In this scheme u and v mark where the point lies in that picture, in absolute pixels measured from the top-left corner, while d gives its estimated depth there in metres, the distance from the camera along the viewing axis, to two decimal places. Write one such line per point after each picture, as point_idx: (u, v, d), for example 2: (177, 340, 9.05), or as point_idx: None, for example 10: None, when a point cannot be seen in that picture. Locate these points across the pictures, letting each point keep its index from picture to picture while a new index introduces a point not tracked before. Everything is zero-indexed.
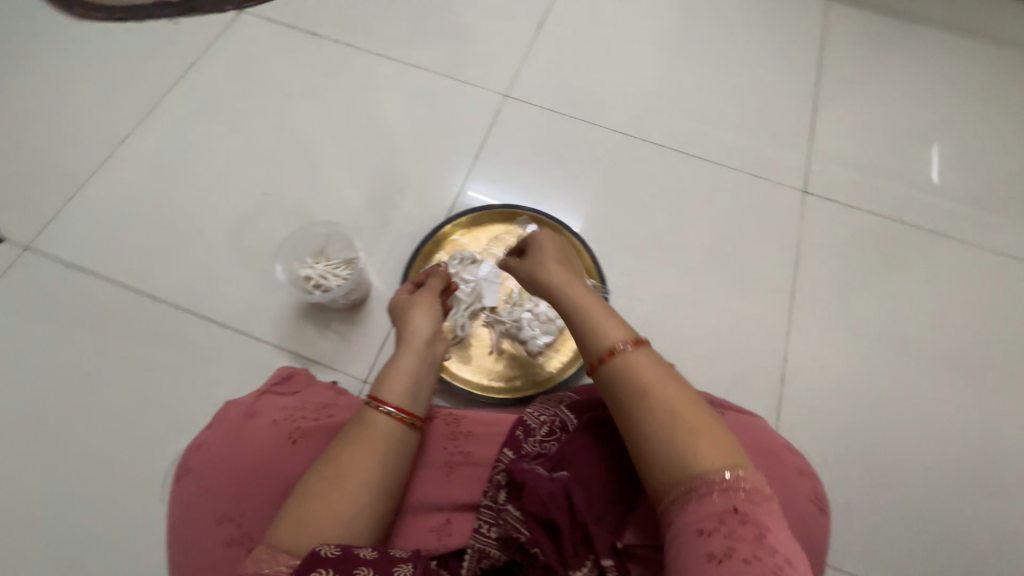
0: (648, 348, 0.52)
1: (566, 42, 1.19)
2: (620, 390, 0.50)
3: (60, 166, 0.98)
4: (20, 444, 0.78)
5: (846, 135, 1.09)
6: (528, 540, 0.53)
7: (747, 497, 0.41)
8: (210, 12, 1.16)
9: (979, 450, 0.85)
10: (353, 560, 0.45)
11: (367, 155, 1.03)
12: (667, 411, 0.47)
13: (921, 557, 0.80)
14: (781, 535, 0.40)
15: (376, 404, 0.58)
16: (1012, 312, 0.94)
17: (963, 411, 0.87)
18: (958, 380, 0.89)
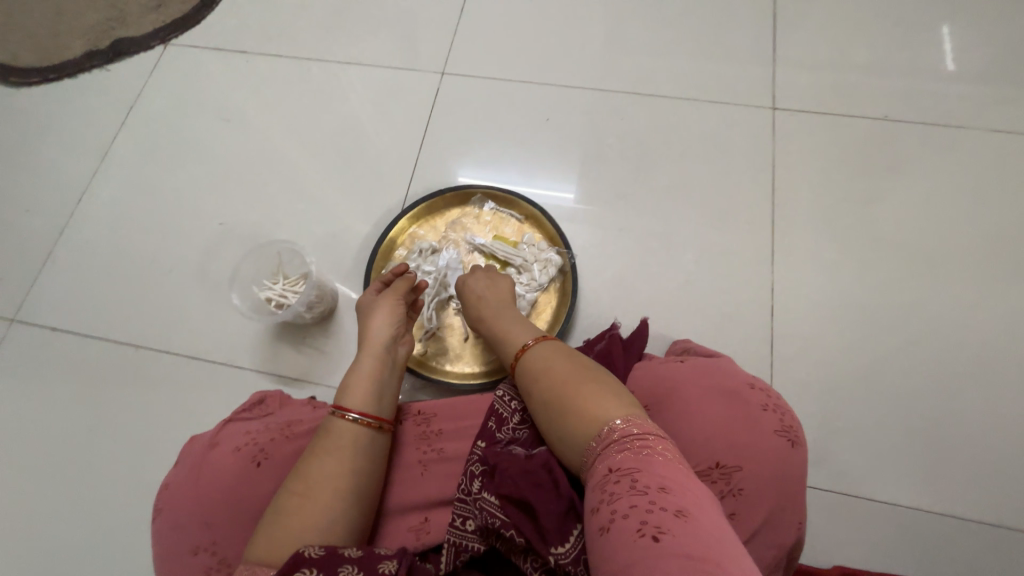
0: (545, 344, 0.59)
1: (497, 1, 1.12)
2: (524, 388, 0.57)
3: (29, 236, 1.01)
4: (33, 505, 0.81)
5: (807, 43, 1.01)
6: (504, 526, 0.53)
7: (620, 450, 0.44)
8: (137, 52, 1.15)
9: (1006, 347, 0.77)
10: (338, 559, 0.44)
11: (313, 164, 1.01)
12: (548, 397, 0.52)
13: (970, 473, 0.71)
14: (659, 468, 0.41)
15: (340, 414, 0.58)
16: (1016, 195, 0.86)
17: (980, 308, 0.80)
18: (968, 277, 0.82)
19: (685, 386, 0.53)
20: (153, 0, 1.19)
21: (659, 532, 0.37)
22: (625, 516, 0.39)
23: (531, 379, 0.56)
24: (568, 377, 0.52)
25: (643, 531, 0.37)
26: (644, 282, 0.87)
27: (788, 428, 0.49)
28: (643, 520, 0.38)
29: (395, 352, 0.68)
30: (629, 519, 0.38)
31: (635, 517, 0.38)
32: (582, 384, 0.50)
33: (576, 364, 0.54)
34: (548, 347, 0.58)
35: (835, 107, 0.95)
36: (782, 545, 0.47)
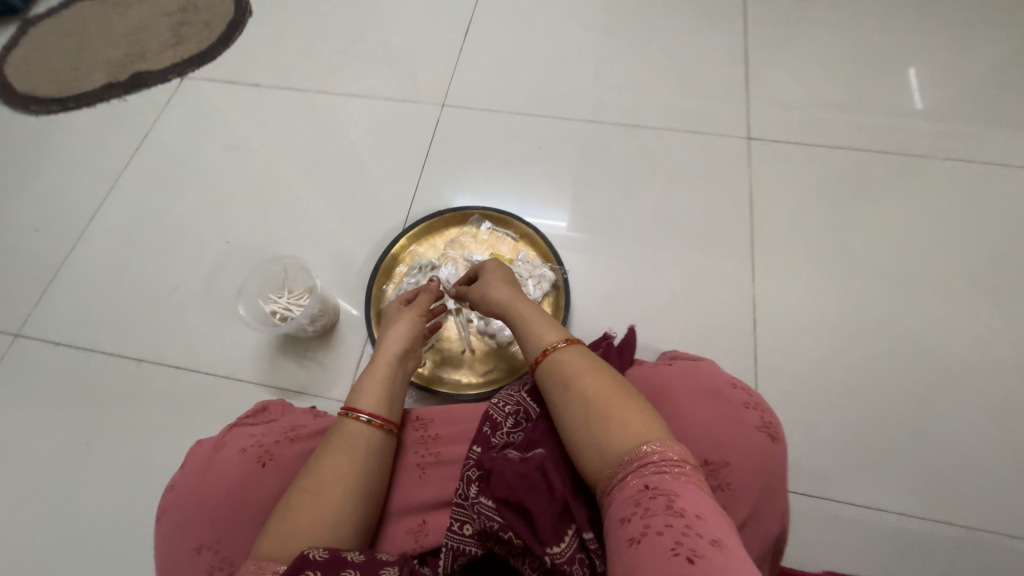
0: (578, 348, 0.57)
1: (493, 41, 1.21)
2: (552, 392, 0.54)
3: (38, 255, 1.04)
4: (24, 521, 0.80)
5: (775, 82, 1.11)
6: (502, 528, 0.54)
7: (658, 470, 0.43)
8: (154, 85, 1.22)
9: (971, 357, 0.82)
10: (341, 562, 0.45)
11: (318, 187, 1.07)
12: (587, 403, 0.50)
13: (945, 478, 0.75)
14: (696, 497, 0.40)
15: (351, 414, 0.60)
16: (970, 217, 0.94)
17: (944, 321, 0.85)
18: (932, 292, 0.88)
19: (670, 385, 0.55)
20: (171, 38, 1.28)
21: (694, 555, 0.36)
22: (661, 534, 0.38)
23: (563, 383, 0.53)
24: (611, 390, 0.50)
25: (678, 550, 0.36)
26: (633, 297, 0.92)
27: (768, 424, 0.51)
28: (679, 541, 0.37)
29: (405, 364, 0.70)
30: (665, 537, 0.37)
31: (670, 536, 0.37)
32: (615, 397, 0.49)
33: (613, 378, 0.52)
34: (585, 355, 0.55)
35: (803, 138, 1.04)
36: (767, 536, 0.49)
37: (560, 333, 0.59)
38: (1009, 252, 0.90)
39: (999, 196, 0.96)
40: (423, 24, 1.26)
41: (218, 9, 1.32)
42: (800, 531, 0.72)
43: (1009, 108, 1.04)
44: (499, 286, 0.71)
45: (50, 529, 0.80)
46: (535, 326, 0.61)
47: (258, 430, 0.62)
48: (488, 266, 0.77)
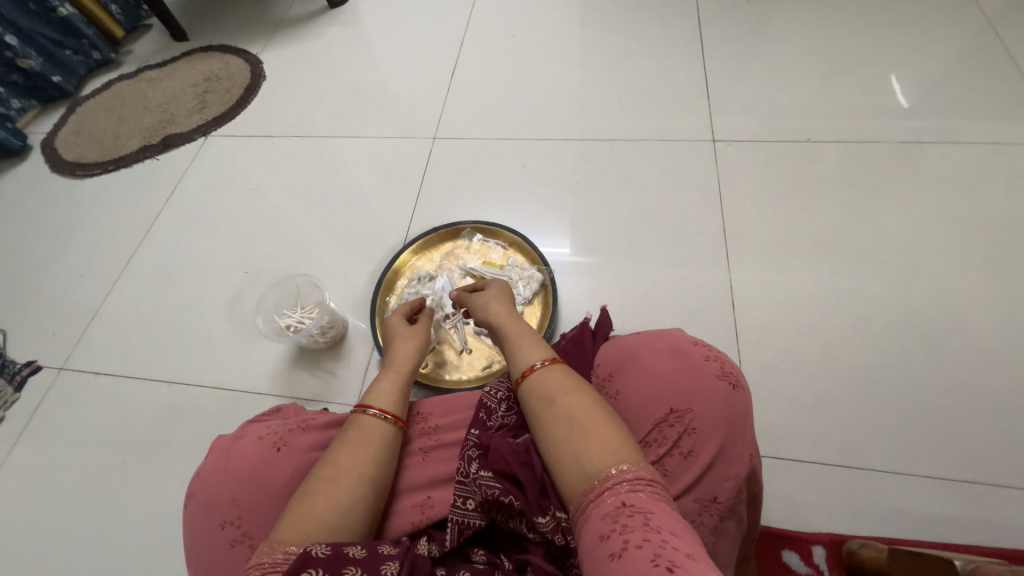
0: (562, 367, 0.58)
1: (477, 79, 1.36)
2: (535, 412, 0.55)
3: (80, 297, 1.16)
4: (66, 534, 0.87)
5: (733, 92, 1.22)
6: (503, 493, 0.55)
7: (634, 489, 0.44)
8: (182, 143, 1.39)
9: (932, 325, 0.89)
10: (342, 559, 0.46)
11: (327, 218, 1.19)
12: (569, 423, 0.51)
13: (914, 439, 0.80)
14: (669, 516, 0.42)
15: (363, 409, 0.63)
16: (922, 197, 1.02)
17: (905, 293, 0.92)
18: (891, 267, 0.95)
19: (639, 350, 0.61)
20: (198, 104, 1.46)
21: (673, 565, 0.36)
22: (640, 547, 0.39)
23: (546, 403, 0.54)
24: (591, 411, 0.52)
25: (658, 562, 0.37)
26: (617, 291, 0.99)
27: (728, 373, 0.56)
28: (657, 553, 0.38)
29: (414, 371, 0.73)
30: (643, 549, 0.38)
31: (650, 549, 0.38)
32: (593, 420, 0.51)
33: (591, 397, 0.54)
34: (568, 374, 0.57)
35: (764, 138, 1.14)
36: (737, 476, 0.53)
37: (544, 353, 0.60)
38: (962, 224, 0.98)
39: (948, 175, 1.03)
40: (415, 71, 1.42)
41: (237, 76, 1.51)
42: (791, 493, 0.77)
43: (947, 98, 1.14)
44: (496, 304, 0.72)
45: (89, 541, 0.86)
46: (522, 346, 0.63)
47: (273, 423, 0.68)
48: (492, 283, 0.79)
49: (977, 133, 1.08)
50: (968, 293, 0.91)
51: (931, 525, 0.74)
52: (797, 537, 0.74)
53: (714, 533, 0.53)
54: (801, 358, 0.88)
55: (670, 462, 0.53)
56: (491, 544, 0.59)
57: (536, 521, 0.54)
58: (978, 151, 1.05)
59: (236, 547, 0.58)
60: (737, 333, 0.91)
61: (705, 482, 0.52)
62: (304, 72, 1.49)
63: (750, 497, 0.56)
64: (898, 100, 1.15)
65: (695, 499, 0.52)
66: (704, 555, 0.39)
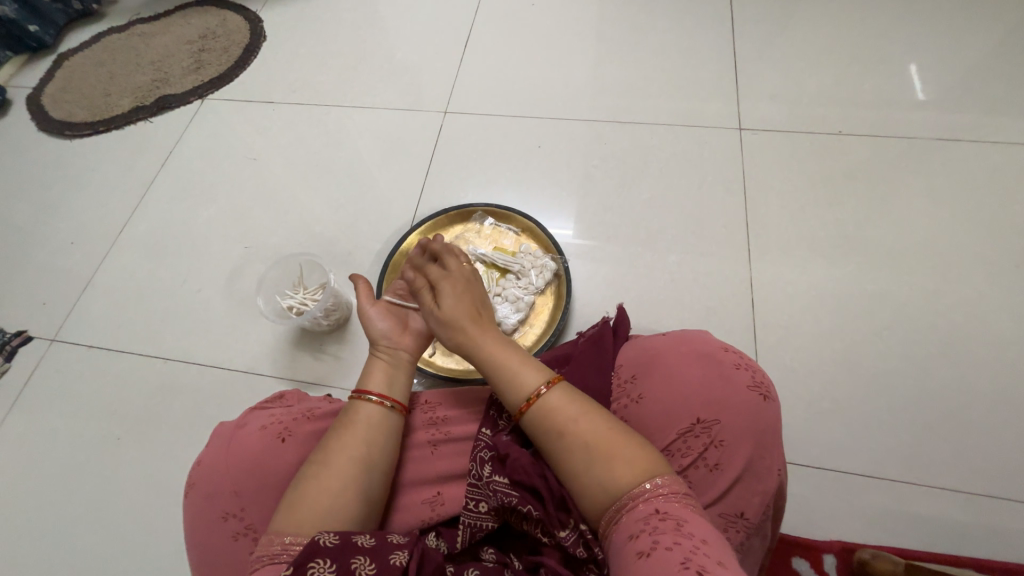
0: (564, 384, 0.53)
1: (492, 49, 1.28)
2: (545, 442, 0.51)
3: (71, 265, 1.11)
4: (61, 509, 0.85)
5: (762, 77, 1.16)
6: (519, 502, 0.52)
7: (669, 499, 0.43)
8: (175, 105, 1.31)
9: (952, 331, 0.86)
10: (351, 548, 0.44)
11: (329, 192, 1.13)
12: (587, 446, 0.48)
13: (928, 447, 0.79)
14: (703, 525, 0.41)
15: (360, 395, 0.58)
16: (953, 198, 0.98)
17: (929, 297, 0.89)
18: (915, 270, 0.92)
19: (665, 355, 0.57)
20: (193, 64, 1.37)
21: (704, 569, 0.36)
22: (669, 549, 0.38)
23: (557, 435, 0.50)
24: (606, 431, 0.48)
25: (687, 564, 0.36)
26: (632, 282, 0.95)
27: (760, 384, 0.53)
28: (687, 556, 0.37)
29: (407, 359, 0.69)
30: (673, 551, 0.38)
31: (680, 551, 0.37)
32: (608, 437, 0.48)
33: (603, 415, 0.50)
34: (573, 395, 0.52)
35: (794, 128, 1.08)
36: (764, 491, 0.50)
37: (540, 372, 0.54)
38: (992, 228, 0.94)
39: (982, 175, 0.99)
40: (424, 38, 1.33)
41: (234, 34, 1.42)
42: (803, 498, 0.76)
43: (986, 94, 1.08)
44: (465, 312, 0.58)
45: (85, 516, 0.84)
46: (509, 365, 0.55)
47: (277, 410, 0.63)
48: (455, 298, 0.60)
49: (1016, 132, 1.03)
50: (993, 300, 0.88)
51: (942, 536, 0.73)
52: (809, 546, 0.73)
53: (740, 548, 0.51)
54: (817, 360, 0.86)
55: (693, 474, 0.51)
56: (502, 544, 0.57)
57: (556, 533, 0.50)
58: (1014, 152, 1.01)
59: (240, 539, 0.55)
60: (755, 332, 0.89)
61: (731, 496, 0.50)
62: (307, 34, 1.40)
63: (774, 511, 0.55)
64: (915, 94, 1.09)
65: (720, 514, 0.50)
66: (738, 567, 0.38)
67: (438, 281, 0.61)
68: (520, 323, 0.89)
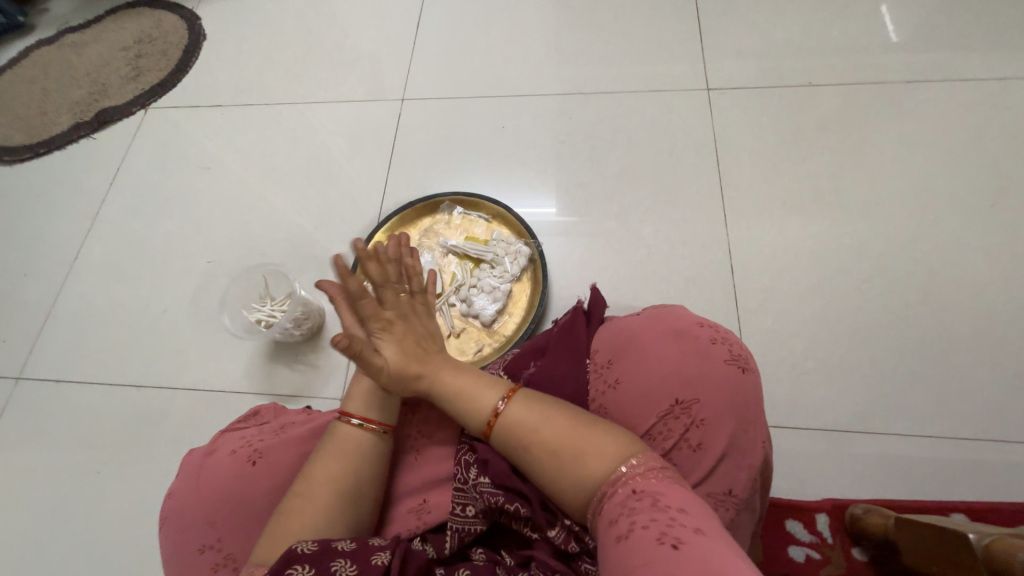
0: (521, 393, 0.51)
1: (446, 28, 1.22)
2: (520, 459, 0.49)
3: (28, 298, 1.06)
4: (49, 549, 0.83)
5: (728, 32, 1.11)
6: (507, 502, 0.50)
7: (645, 477, 0.41)
8: (118, 118, 1.24)
9: (932, 277, 0.86)
10: (330, 552, 0.43)
11: (291, 196, 1.08)
12: (558, 448, 0.46)
13: (913, 396, 0.79)
14: (681, 494, 0.39)
15: (344, 419, 0.54)
16: (927, 142, 0.96)
17: (909, 245, 0.88)
18: (892, 218, 0.90)
19: (640, 334, 0.55)
20: (131, 72, 1.29)
21: (679, 542, 0.35)
22: (646, 527, 0.37)
23: (529, 451, 0.48)
24: (576, 429, 0.47)
25: (663, 539, 0.35)
26: (609, 260, 0.93)
27: (737, 356, 0.52)
28: (663, 531, 0.36)
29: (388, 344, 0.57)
30: (649, 528, 0.36)
31: (656, 528, 0.36)
32: (578, 436, 0.46)
33: (569, 413, 0.49)
34: (533, 398, 0.51)
35: (764, 83, 1.05)
36: (750, 466, 0.49)
37: (496, 388, 0.52)
38: (967, 169, 0.93)
39: (956, 116, 0.97)
40: (374, 22, 1.26)
41: (173, 36, 1.34)
42: (794, 460, 0.76)
43: (956, 30, 1.05)
44: (409, 355, 0.55)
45: (75, 554, 0.83)
46: (461, 390, 0.53)
47: (249, 431, 0.61)
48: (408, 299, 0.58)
49: (986, 67, 1.00)
50: (971, 242, 0.87)
51: (932, 482, 0.74)
52: (802, 507, 0.74)
53: (730, 525, 0.50)
54: (800, 321, 0.85)
55: (677, 454, 0.50)
56: (492, 542, 0.55)
57: (546, 533, 0.49)
58: (986, 88, 0.98)
59: (221, 570, 0.53)
60: (737, 299, 0.87)
61: (717, 475, 0.49)
62: (250, 28, 1.32)
63: (761, 483, 0.54)
64: (888, 36, 1.06)
65: (708, 493, 0.49)
66: (725, 537, 0.36)
67: (372, 335, 0.56)
68: (498, 313, 0.87)
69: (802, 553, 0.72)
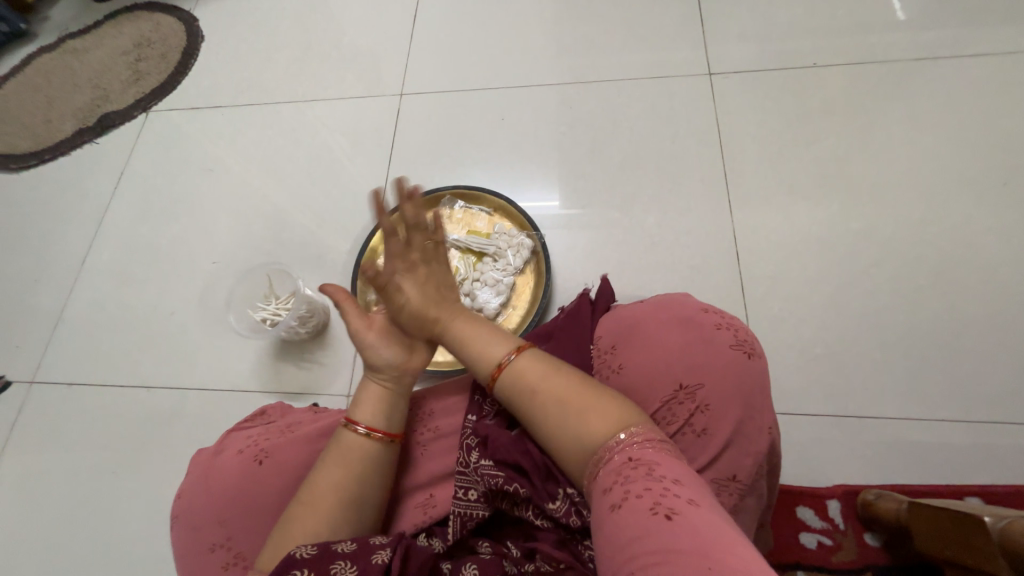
0: (532, 351, 0.50)
1: (444, 22, 1.21)
2: (519, 408, 0.48)
3: (39, 303, 1.07)
4: (67, 548, 0.85)
5: (729, 15, 1.09)
6: (507, 482, 0.50)
7: (643, 446, 0.41)
8: (121, 123, 1.25)
9: (943, 259, 0.84)
10: (329, 555, 0.44)
11: (293, 195, 1.09)
12: (561, 403, 0.45)
13: (924, 380, 0.78)
14: (675, 466, 0.39)
15: (350, 425, 0.54)
16: (936, 121, 0.93)
17: (919, 227, 0.86)
18: (901, 200, 0.89)
19: (644, 321, 0.55)
20: (131, 76, 1.30)
21: (672, 512, 0.35)
22: (640, 496, 0.37)
23: (529, 400, 0.47)
24: (582, 390, 0.46)
25: (657, 509, 0.36)
26: (613, 250, 0.92)
27: (742, 341, 0.51)
28: (657, 501, 0.36)
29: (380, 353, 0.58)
30: (643, 498, 0.37)
31: (649, 497, 0.37)
32: (585, 398, 0.45)
33: (578, 375, 0.48)
34: (541, 356, 0.49)
35: (767, 66, 1.03)
36: (757, 451, 0.49)
37: (507, 342, 0.51)
38: (978, 148, 0.90)
39: (966, 93, 0.95)
40: (372, 17, 1.26)
41: (172, 39, 1.34)
42: (804, 447, 0.76)
43: (965, 5, 1.02)
44: (429, 300, 0.57)
45: (92, 552, 0.84)
46: (474, 341, 0.53)
47: (254, 431, 0.61)
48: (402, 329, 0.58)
49: (997, 42, 0.98)
50: (983, 222, 0.85)
51: (945, 467, 0.73)
52: (813, 494, 0.73)
53: (735, 511, 0.50)
54: (808, 307, 0.83)
55: (682, 441, 0.49)
56: (498, 533, 0.54)
57: (547, 506, 0.49)
58: (997, 63, 0.96)
59: (231, 568, 0.54)
60: (744, 286, 0.86)
61: (724, 460, 0.48)
62: (247, 28, 1.32)
63: (769, 469, 0.53)
64: (895, 13, 1.03)
65: (713, 479, 0.49)
66: (711, 503, 0.37)
67: (394, 275, 0.56)
68: (502, 306, 0.87)
69: (813, 539, 0.71)
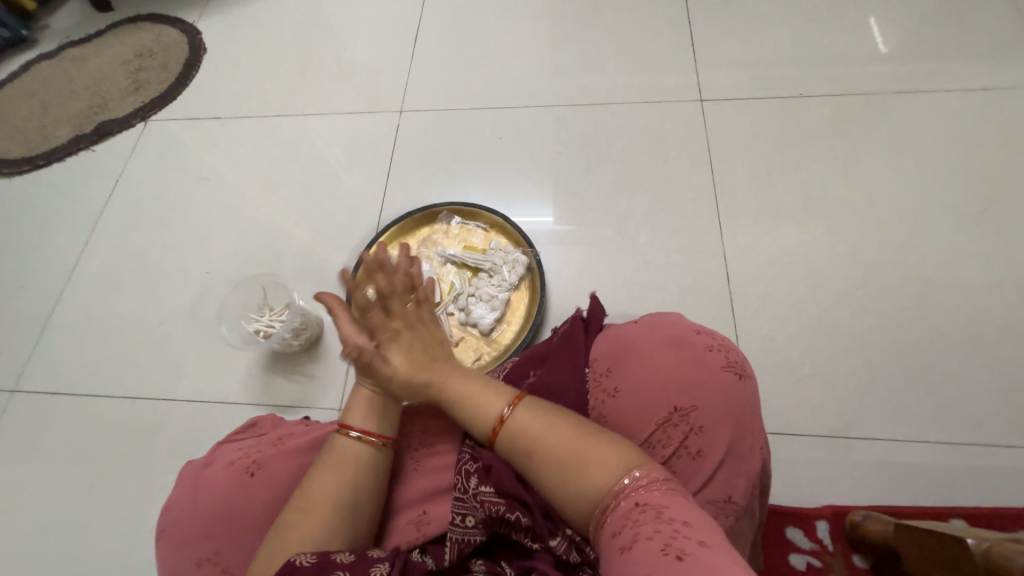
0: (528, 402, 0.51)
1: (443, 41, 1.24)
2: (521, 466, 0.49)
3: (24, 310, 1.05)
4: (42, 564, 0.82)
5: (719, 44, 1.14)
6: (508, 510, 0.50)
7: (648, 489, 0.41)
8: (118, 130, 1.25)
9: (925, 283, 0.87)
10: (329, 564, 0.44)
11: (289, 206, 1.09)
12: (564, 454, 0.46)
13: (909, 401, 0.79)
14: (683, 507, 0.40)
15: (343, 431, 0.54)
16: (916, 150, 0.97)
17: (901, 252, 0.89)
18: (884, 225, 0.92)
19: (639, 342, 0.56)
20: (131, 84, 1.30)
21: (683, 553, 0.35)
22: (651, 538, 0.37)
23: (529, 459, 0.48)
24: (579, 443, 0.46)
25: (667, 550, 0.35)
26: (606, 268, 0.94)
27: (734, 363, 0.52)
28: (667, 542, 0.36)
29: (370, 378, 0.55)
30: (654, 540, 0.37)
31: (660, 539, 0.37)
32: (584, 450, 0.46)
33: (574, 424, 0.48)
34: (537, 407, 0.50)
35: (756, 93, 1.07)
36: (750, 473, 0.49)
37: (502, 394, 0.52)
38: (956, 176, 0.94)
39: (944, 125, 0.99)
40: (373, 35, 1.28)
41: (173, 49, 1.35)
42: (793, 467, 0.77)
43: (942, 41, 1.07)
44: (416, 364, 0.55)
45: (67, 569, 0.81)
46: (469, 395, 0.53)
47: (247, 442, 0.61)
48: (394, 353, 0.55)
49: (971, 77, 1.03)
50: (962, 248, 0.88)
51: (930, 488, 0.74)
52: (802, 514, 0.74)
53: (731, 532, 0.50)
54: (796, 327, 0.85)
55: (677, 463, 0.50)
56: (492, 554, 0.54)
57: (548, 543, 0.49)
58: (972, 97, 1.01)
59: None
60: (734, 306, 0.88)
61: (717, 482, 0.49)
62: (249, 41, 1.34)
63: (761, 490, 0.54)
64: (876, 47, 1.08)
65: (709, 500, 0.49)
66: (723, 544, 0.37)
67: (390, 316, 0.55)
68: (496, 322, 0.87)
69: (803, 560, 0.72)
